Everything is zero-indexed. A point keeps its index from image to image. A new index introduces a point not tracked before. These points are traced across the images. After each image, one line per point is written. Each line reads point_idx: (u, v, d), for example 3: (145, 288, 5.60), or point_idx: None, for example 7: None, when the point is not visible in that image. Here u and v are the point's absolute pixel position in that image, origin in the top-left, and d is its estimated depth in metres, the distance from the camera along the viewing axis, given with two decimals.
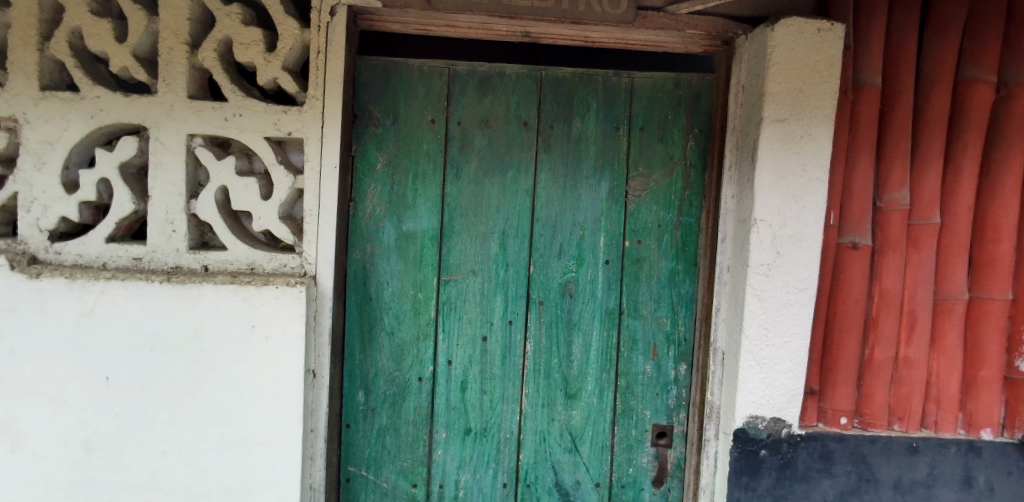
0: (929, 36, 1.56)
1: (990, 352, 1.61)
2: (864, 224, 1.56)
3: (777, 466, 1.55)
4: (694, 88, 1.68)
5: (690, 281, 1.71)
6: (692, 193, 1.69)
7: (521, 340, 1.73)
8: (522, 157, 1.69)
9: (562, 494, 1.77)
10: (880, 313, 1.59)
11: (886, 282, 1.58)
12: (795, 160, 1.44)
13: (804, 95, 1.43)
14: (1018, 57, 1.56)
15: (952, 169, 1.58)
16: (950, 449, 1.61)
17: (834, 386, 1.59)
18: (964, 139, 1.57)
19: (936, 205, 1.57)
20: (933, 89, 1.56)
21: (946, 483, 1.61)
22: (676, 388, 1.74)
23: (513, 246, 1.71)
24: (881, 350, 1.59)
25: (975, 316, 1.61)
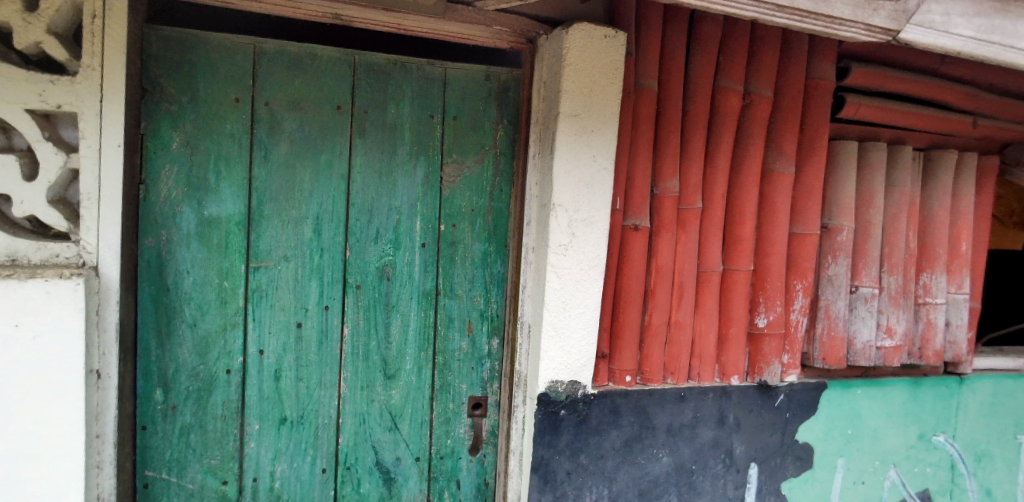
0: (695, 49, 1.84)
1: (737, 313, 1.97)
2: (643, 209, 1.81)
3: (574, 423, 1.78)
4: (502, 81, 1.79)
5: (501, 261, 1.84)
6: (502, 179, 1.81)
7: (338, 325, 1.73)
8: (335, 141, 1.68)
9: (382, 472, 1.82)
10: (656, 285, 1.86)
11: (661, 258, 1.85)
12: (588, 152, 1.63)
13: (594, 94, 1.61)
14: (757, 73, 1.91)
15: (710, 163, 1.89)
16: (708, 395, 1.97)
17: (620, 349, 1.84)
18: (719, 139, 1.88)
19: (699, 193, 1.88)
20: (697, 95, 1.84)
21: (705, 423, 1.97)
22: (489, 361, 1.87)
23: (328, 231, 1.69)
24: (657, 316, 1.87)
25: (727, 284, 1.97)
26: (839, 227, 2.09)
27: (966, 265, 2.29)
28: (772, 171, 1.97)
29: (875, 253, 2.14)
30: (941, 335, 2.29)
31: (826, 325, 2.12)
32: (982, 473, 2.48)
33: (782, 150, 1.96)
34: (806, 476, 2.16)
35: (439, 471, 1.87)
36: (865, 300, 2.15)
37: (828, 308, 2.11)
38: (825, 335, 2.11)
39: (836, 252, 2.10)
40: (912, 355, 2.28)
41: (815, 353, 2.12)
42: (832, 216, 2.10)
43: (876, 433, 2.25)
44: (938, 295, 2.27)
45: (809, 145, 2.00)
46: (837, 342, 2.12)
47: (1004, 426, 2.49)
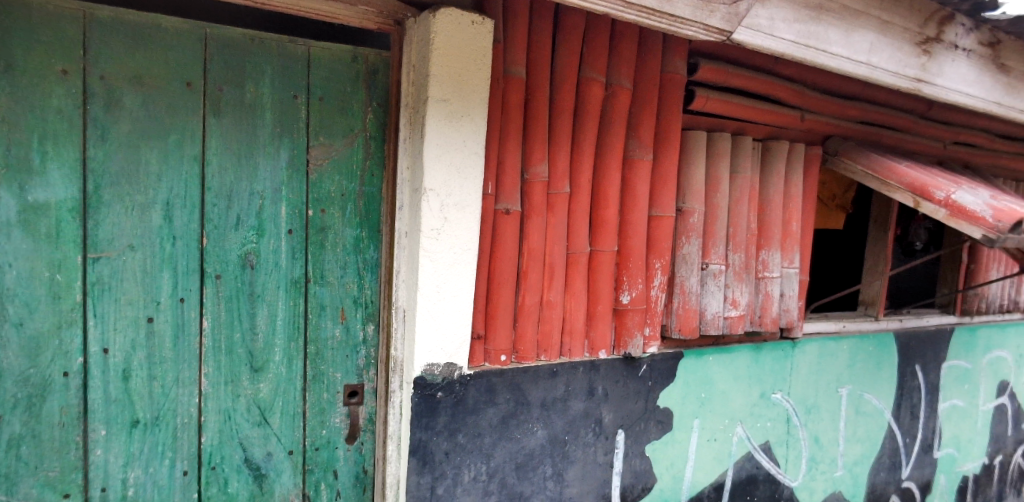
0: (560, 39, 1.92)
1: (603, 291, 2.11)
2: (513, 194, 1.87)
3: (451, 404, 1.82)
4: (371, 63, 1.76)
5: (374, 247, 1.82)
6: (373, 163, 1.79)
7: (196, 317, 1.62)
8: (186, 121, 1.56)
9: (252, 469, 1.74)
10: (528, 266, 1.94)
11: (532, 240, 1.93)
12: (457, 137, 1.65)
13: (462, 79, 1.63)
14: (617, 64, 2.03)
15: (576, 150, 1.99)
16: (578, 369, 2.09)
17: (494, 330, 1.90)
18: (584, 126, 1.98)
19: (566, 178, 1.97)
20: (563, 84, 1.93)
21: (576, 395, 2.10)
22: (364, 348, 1.85)
23: (180, 217, 1.57)
24: (529, 296, 1.95)
25: (594, 264, 2.09)
26: (691, 210, 2.29)
27: (796, 243, 2.60)
28: (632, 157, 2.11)
29: (722, 233, 2.38)
30: (777, 304, 2.58)
31: (682, 300, 2.32)
32: (811, 423, 2.85)
33: (640, 138, 2.11)
34: (667, 438, 2.36)
35: (314, 463, 1.83)
36: (714, 275, 2.38)
37: (683, 283, 2.31)
38: (681, 309, 2.31)
39: (689, 233, 2.30)
40: (753, 323, 2.55)
41: (672, 325, 2.32)
42: (686, 200, 2.29)
43: (725, 394, 2.52)
44: (774, 269, 2.56)
45: (665, 134, 2.16)
46: (691, 314, 2.33)
47: (827, 382, 2.89)
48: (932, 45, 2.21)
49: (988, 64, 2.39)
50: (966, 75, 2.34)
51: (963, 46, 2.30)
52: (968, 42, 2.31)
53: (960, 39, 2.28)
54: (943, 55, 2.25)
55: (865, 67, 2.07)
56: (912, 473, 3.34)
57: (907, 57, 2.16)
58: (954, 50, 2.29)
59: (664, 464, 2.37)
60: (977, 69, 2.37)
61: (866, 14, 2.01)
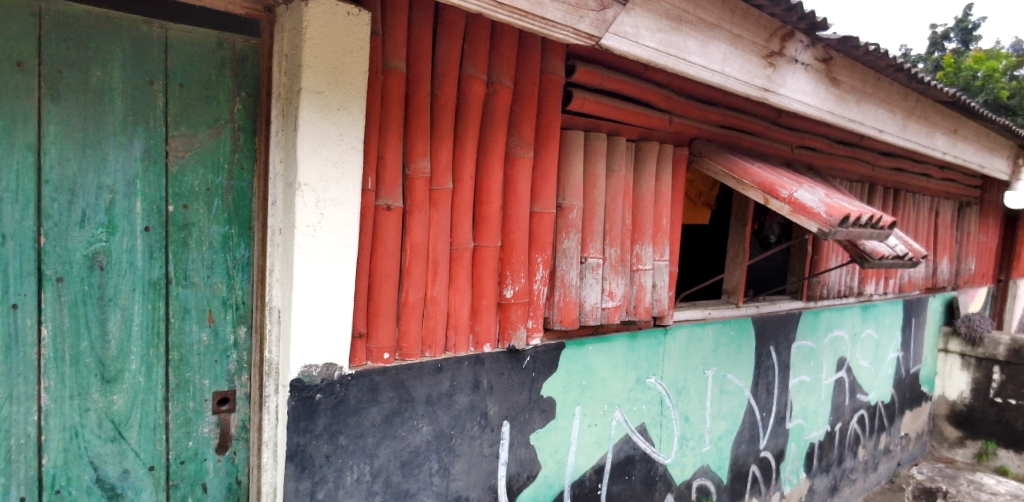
0: (441, 35, 1.92)
1: (487, 286, 2.14)
2: (395, 189, 1.85)
3: (332, 405, 1.77)
4: (238, 51, 1.66)
5: (245, 245, 1.72)
6: (243, 156, 1.69)
7: (32, 326, 1.45)
8: (17, 105, 1.39)
9: (105, 489, 1.59)
10: (411, 262, 1.93)
11: (414, 236, 1.92)
12: (334, 130, 1.61)
13: (338, 71, 1.59)
14: (498, 63, 2.06)
15: (459, 146, 2.00)
16: (463, 363, 2.12)
17: (376, 327, 1.87)
18: (466, 123, 2.00)
19: (449, 173, 1.98)
20: (444, 80, 1.93)
21: (461, 390, 2.12)
22: (236, 352, 1.75)
23: (11, 214, 1.40)
24: (412, 292, 1.94)
25: (478, 259, 2.12)
26: (570, 206, 2.39)
27: (666, 237, 2.80)
28: (514, 155, 2.16)
29: (599, 228, 2.50)
30: (649, 294, 2.76)
31: (562, 293, 2.41)
32: (681, 404, 3.09)
33: (521, 136, 2.16)
34: (550, 426, 2.45)
35: (180, 477, 1.70)
36: (592, 269, 2.50)
37: (564, 277, 2.41)
38: (562, 301, 2.41)
39: (568, 228, 2.40)
40: (629, 313, 2.71)
41: (553, 317, 2.40)
42: (565, 197, 2.38)
43: (604, 381, 2.66)
44: (646, 262, 2.73)
45: (544, 133, 2.24)
46: (571, 305, 2.43)
47: (695, 365, 3.14)
48: (776, 58, 2.46)
49: (822, 78, 2.71)
50: (805, 87, 2.64)
51: (802, 61, 2.59)
52: (805, 57, 2.61)
53: (799, 55, 2.56)
54: (786, 68, 2.52)
55: (720, 75, 2.27)
56: (768, 443, 3.71)
57: (755, 68, 2.39)
58: (794, 64, 2.57)
59: (548, 451, 2.46)
60: (813, 82, 2.68)
61: (720, 27, 2.20)
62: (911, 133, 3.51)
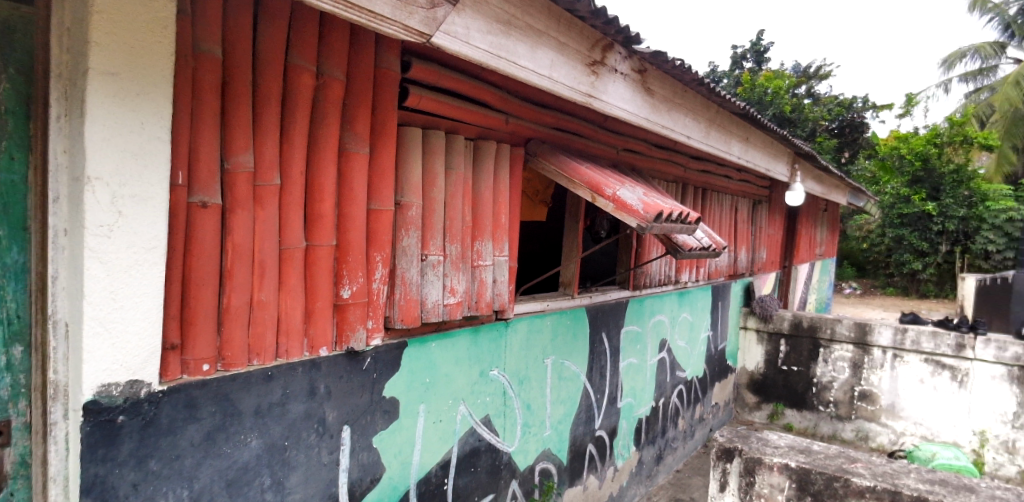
0: (263, 20, 1.79)
1: (321, 287, 2.05)
2: (212, 185, 1.70)
3: (139, 427, 1.58)
4: (3, 20, 1.40)
5: (18, 249, 1.46)
6: (12, 144, 1.43)
7: None
8: None
9: None
10: (233, 264, 1.78)
11: (237, 236, 1.78)
12: (132, 118, 1.43)
13: (136, 52, 1.41)
14: (328, 53, 1.97)
15: (286, 139, 1.89)
16: (297, 370, 2.01)
17: (193, 337, 1.71)
18: (294, 115, 1.89)
19: (275, 169, 1.86)
20: (267, 69, 1.81)
21: (295, 397, 2.01)
22: (9, 376, 1.48)
23: None
24: (236, 297, 1.80)
25: (311, 260, 2.01)
26: (409, 204, 2.36)
27: (505, 234, 2.89)
28: (348, 150, 2.08)
29: (439, 225, 2.51)
30: (490, 289, 2.83)
31: (403, 291, 2.38)
32: (523, 393, 3.21)
33: (356, 131, 2.09)
34: (393, 426, 2.41)
35: None
36: (433, 266, 2.50)
37: (404, 275, 2.38)
38: (402, 299, 2.38)
39: (408, 226, 2.37)
40: (471, 308, 2.75)
41: (395, 316, 2.36)
42: (404, 194, 2.35)
43: (448, 377, 2.68)
44: (486, 258, 2.80)
45: (380, 128, 2.19)
46: (412, 304, 2.41)
47: (535, 355, 3.29)
48: (598, 67, 2.66)
49: (638, 87, 2.99)
50: (624, 95, 2.89)
51: (621, 71, 2.83)
52: (624, 68, 2.84)
53: (618, 65, 2.79)
54: (607, 76, 2.73)
55: (548, 80, 2.39)
56: (603, 422, 4.01)
57: (580, 75, 2.56)
58: (614, 73, 2.79)
59: (392, 452, 2.41)
60: (631, 90, 2.93)
61: (547, 34, 2.32)
62: (713, 140, 3.99)
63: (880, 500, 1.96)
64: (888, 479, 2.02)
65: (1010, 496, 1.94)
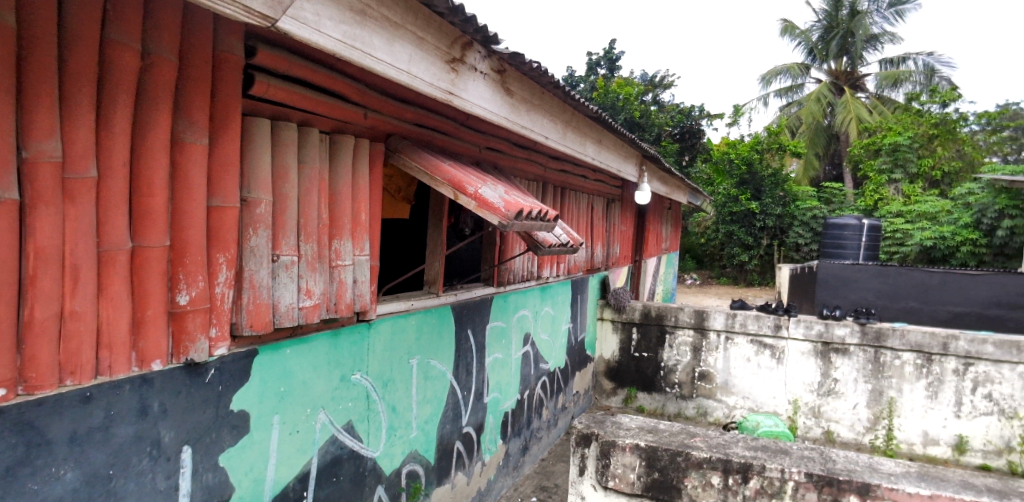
0: None
1: (153, 293, 1.83)
2: (6, 177, 1.47)
3: None
4: None
5: None
6: None
7: None
8: None
9: None
10: (37, 270, 1.54)
11: (40, 237, 1.54)
12: None
13: None
14: (157, 30, 1.76)
15: (104, 125, 1.66)
16: (124, 388, 1.78)
17: None
18: (114, 99, 1.67)
19: (90, 159, 1.63)
20: (77, 43, 1.57)
21: (122, 420, 1.78)
22: None
23: None
24: (41, 308, 1.56)
25: (139, 263, 1.79)
26: (257, 200, 2.19)
27: (365, 232, 2.79)
28: (183, 141, 1.87)
29: (292, 223, 2.35)
30: (350, 290, 2.71)
31: (252, 295, 2.20)
32: (388, 395, 3.13)
33: (191, 119, 1.89)
34: (243, 442, 2.22)
35: None
36: (286, 267, 2.34)
37: (252, 277, 2.20)
38: (251, 304, 2.19)
39: (256, 224, 2.20)
40: (330, 310, 2.61)
41: (242, 322, 2.17)
42: (251, 190, 2.17)
43: (305, 384, 2.53)
44: (346, 258, 2.68)
45: (221, 117, 2.00)
46: (262, 308, 2.24)
47: (400, 356, 3.21)
48: (458, 65, 2.66)
49: (497, 87, 3.03)
50: (484, 94, 2.91)
51: (480, 70, 2.85)
52: (483, 67, 2.87)
53: (478, 64, 2.81)
54: (466, 74, 2.74)
55: (406, 74, 2.34)
56: (470, 419, 4.03)
57: (438, 72, 2.54)
58: (474, 72, 2.81)
59: (242, 470, 2.23)
60: (490, 90, 2.97)
61: (404, 27, 2.27)
62: (569, 141, 4.18)
63: (715, 468, 2.16)
64: (722, 449, 2.23)
65: (815, 454, 2.24)
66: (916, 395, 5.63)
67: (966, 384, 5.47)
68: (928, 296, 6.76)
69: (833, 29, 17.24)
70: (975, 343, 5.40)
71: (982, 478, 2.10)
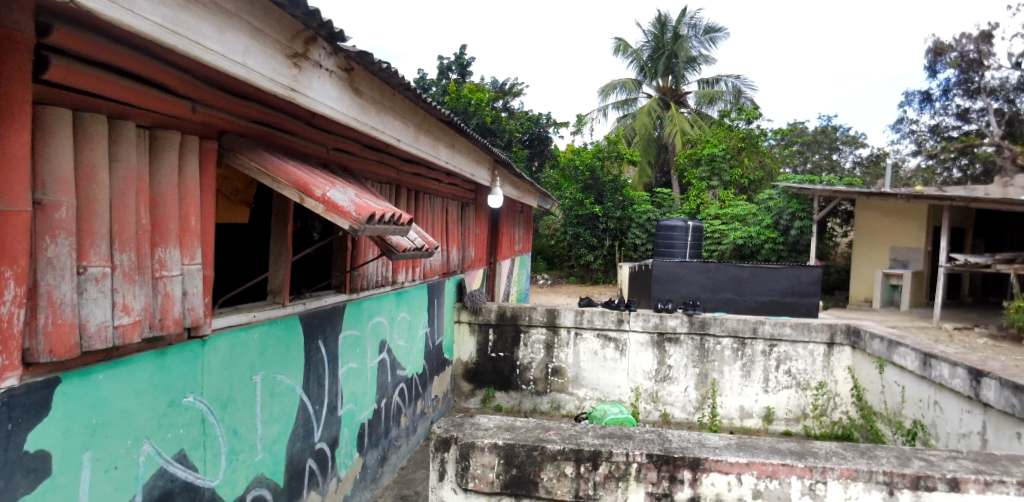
0: None
1: None
2: None
3: None
4: None
5: None
6: None
7: None
8: None
9: None
10: None
11: None
12: None
13: None
14: None
15: None
16: None
17: None
18: None
19: None
20: None
21: None
22: None
23: None
24: None
25: None
26: (56, 203, 1.89)
27: (196, 239, 2.52)
28: None
29: (103, 231, 2.05)
30: (179, 304, 2.43)
31: (50, 314, 1.90)
32: (228, 417, 2.86)
33: None
34: (42, 488, 1.90)
35: None
36: (96, 280, 2.04)
37: (50, 294, 1.89)
38: (49, 324, 1.89)
39: (55, 232, 1.89)
40: (154, 328, 2.32)
41: (39, 348, 1.87)
42: (46, 192, 1.87)
43: (124, 413, 2.22)
44: (173, 268, 2.40)
45: (7, 108, 1.72)
46: (65, 329, 1.93)
47: (241, 373, 2.95)
48: (300, 60, 2.51)
49: (345, 86, 2.91)
50: (330, 92, 2.78)
51: (325, 66, 2.71)
52: (328, 64, 2.74)
53: (323, 61, 2.68)
54: (310, 71, 2.59)
55: (242, 67, 2.16)
56: (322, 434, 3.81)
57: (278, 66, 2.37)
58: (318, 69, 2.67)
59: None
60: (337, 88, 2.84)
61: (238, 16, 2.10)
62: (421, 144, 4.13)
63: (568, 459, 2.26)
64: (574, 440, 2.34)
65: (655, 437, 2.43)
66: (734, 375, 6.37)
67: (771, 362, 6.30)
68: (741, 288, 7.70)
69: (660, 50, 19.04)
70: (777, 326, 6.25)
71: (786, 443, 2.41)
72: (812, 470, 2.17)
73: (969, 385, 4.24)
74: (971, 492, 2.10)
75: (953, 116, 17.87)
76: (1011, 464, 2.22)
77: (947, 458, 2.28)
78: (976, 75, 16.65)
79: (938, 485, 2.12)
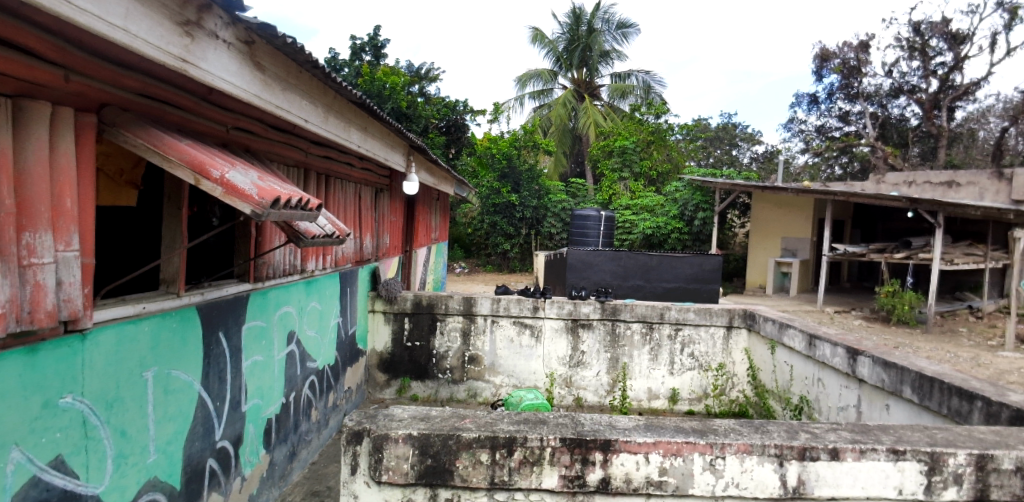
0: None
1: None
2: None
3: None
4: None
5: None
6: None
7: None
8: None
9: None
10: None
11: None
12: None
13: None
14: None
15: None
16: None
17: None
18: None
19: None
20: None
21: None
22: None
23: None
24: None
25: None
26: None
27: (73, 222, 2.28)
28: None
29: None
30: (52, 295, 2.20)
31: None
32: (114, 418, 2.62)
33: None
34: None
35: None
36: None
37: None
38: None
39: None
40: (22, 322, 2.09)
41: None
42: None
43: None
44: (44, 255, 2.17)
45: None
46: None
47: (129, 370, 2.71)
48: (193, 29, 2.31)
49: (245, 60, 2.71)
50: (227, 66, 2.58)
51: (222, 37, 2.52)
52: (225, 35, 2.54)
53: (219, 31, 2.48)
54: (205, 42, 2.39)
55: (121, 33, 1.97)
56: (224, 432, 3.59)
57: (166, 34, 2.18)
58: (214, 39, 2.47)
59: None
60: (236, 62, 2.64)
61: None
62: (332, 126, 3.95)
63: (483, 447, 2.26)
64: (489, 427, 2.33)
65: (568, 420, 2.46)
66: (642, 359, 6.64)
67: (677, 346, 6.62)
68: (650, 275, 8.02)
69: (575, 42, 19.37)
70: (682, 311, 6.55)
71: (688, 422, 2.52)
72: (712, 446, 2.29)
73: (846, 363, 4.65)
74: (848, 459, 2.29)
75: (836, 118, 19.47)
76: (881, 433, 2.45)
77: (829, 430, 2.48)
78: (855, 81, 18.15)
79: (821, 455, 2.29)
